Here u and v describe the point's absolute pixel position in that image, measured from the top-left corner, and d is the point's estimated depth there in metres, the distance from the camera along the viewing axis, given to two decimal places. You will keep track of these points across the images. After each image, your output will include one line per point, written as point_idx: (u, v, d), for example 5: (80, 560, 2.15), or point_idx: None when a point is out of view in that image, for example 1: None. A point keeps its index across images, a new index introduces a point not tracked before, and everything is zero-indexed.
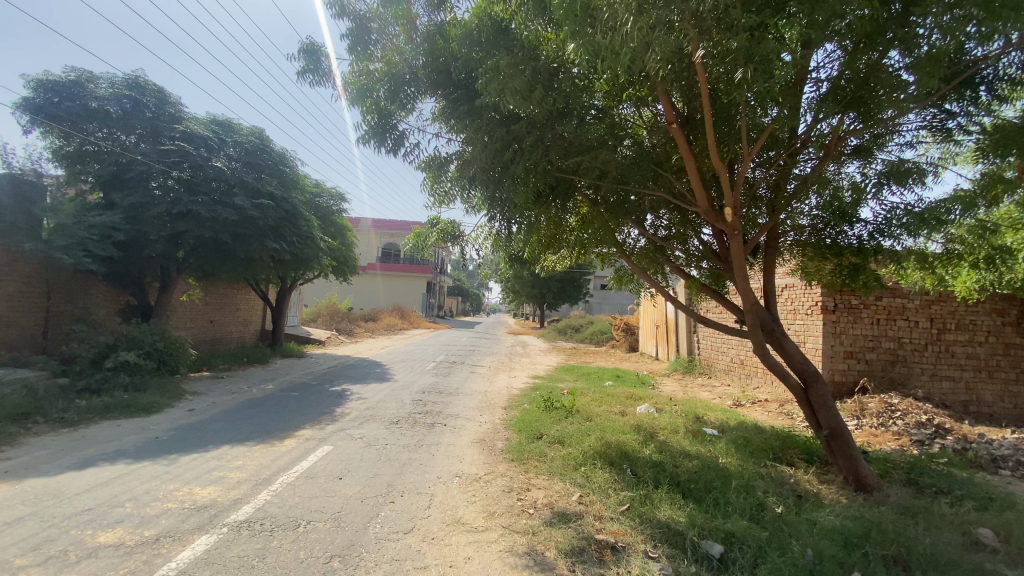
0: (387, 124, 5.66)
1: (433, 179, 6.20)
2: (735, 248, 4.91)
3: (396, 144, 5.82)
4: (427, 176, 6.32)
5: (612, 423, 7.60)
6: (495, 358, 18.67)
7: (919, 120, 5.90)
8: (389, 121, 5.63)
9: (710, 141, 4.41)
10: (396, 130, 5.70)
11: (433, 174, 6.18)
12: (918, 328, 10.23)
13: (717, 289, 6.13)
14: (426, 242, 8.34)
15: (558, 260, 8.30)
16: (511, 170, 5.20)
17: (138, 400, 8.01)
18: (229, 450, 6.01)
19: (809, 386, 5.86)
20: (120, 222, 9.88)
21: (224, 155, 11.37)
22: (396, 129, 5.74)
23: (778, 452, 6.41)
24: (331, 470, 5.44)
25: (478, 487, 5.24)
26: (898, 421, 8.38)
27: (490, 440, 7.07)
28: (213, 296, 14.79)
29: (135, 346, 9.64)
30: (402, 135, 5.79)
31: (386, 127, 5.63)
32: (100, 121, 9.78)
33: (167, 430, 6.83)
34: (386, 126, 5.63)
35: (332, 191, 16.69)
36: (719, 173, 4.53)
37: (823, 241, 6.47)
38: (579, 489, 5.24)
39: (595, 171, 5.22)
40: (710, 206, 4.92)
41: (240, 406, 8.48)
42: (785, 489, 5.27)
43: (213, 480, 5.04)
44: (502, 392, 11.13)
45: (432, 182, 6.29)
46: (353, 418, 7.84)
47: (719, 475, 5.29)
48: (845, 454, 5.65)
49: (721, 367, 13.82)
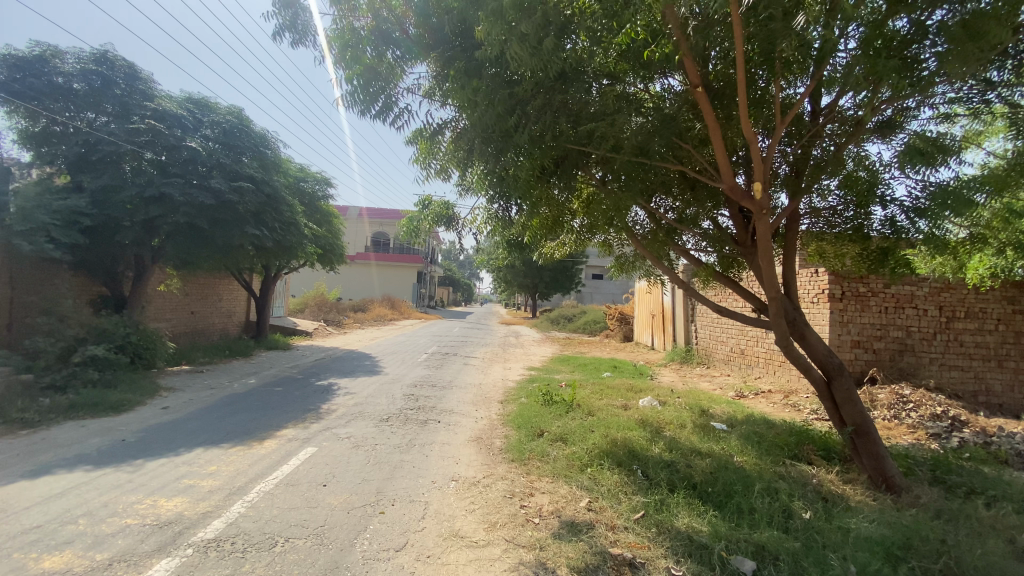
0: (374, 87, 5.09)
1: (425, 152, 5.61)
2: (763, 229, 4.43)
3: (383, 109, 5.26)
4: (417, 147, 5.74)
5: (616, 418, 7.16)
6: (489, 348, 18.24)
7: (952, 92, 5.43)
8: (377, 86, 5.06)
9: (742, 106, 3.92)
10: (384, 93, 5.13)
11: (426, 146, 5.57)
12: (927, 316, 9.90)
13: (732, 277, 5.71)
14: (417, 229, 7.79)
15: (557, 247, 7.81)
16: (512, 138, 4.71)
17: (107, 398, 7.42)
18: (202, 454, 5.48)
19: (832, 380, 5.46)
20: (87, 207, 9.18)
21: (199, 136, 10.64)
22: (385, 95, 5.16)
23: (795, 449, 6.02)
24: (314, 477, 4.93)
25: (476, 493, 4.78)
26: (911, 413, 8.08)
27: (487, 438, 6.61)
28: (193, 286, 14.11)
29: (106, 339, 9.03)
30: (391, 99, 5.22)
31: (373, 89, 5.06)
32: (65, 98, 9.04)
33: (136, 432, 6.25)
34: (372, 87, 5.05)
35: (317, 176, 16.00)
36: (751, 144, 4.06)
37: (845, 224, 5.95)
38: (587, 493, 4.79)
39: (608, 141, 4.74)
40: (735, 182, 4.45)
41: (218, 403, 7.91)
42: (809, 490, 4.88)
43: (181, 490, 4.50)
44: (496, 385, 10.66)
45: (423, 154, 5.71)
46: (339, 415, 7.34)
47: (738, 476, 4.90)
48: (871, 452, 5.29)
49: (720, 357, 13.46)
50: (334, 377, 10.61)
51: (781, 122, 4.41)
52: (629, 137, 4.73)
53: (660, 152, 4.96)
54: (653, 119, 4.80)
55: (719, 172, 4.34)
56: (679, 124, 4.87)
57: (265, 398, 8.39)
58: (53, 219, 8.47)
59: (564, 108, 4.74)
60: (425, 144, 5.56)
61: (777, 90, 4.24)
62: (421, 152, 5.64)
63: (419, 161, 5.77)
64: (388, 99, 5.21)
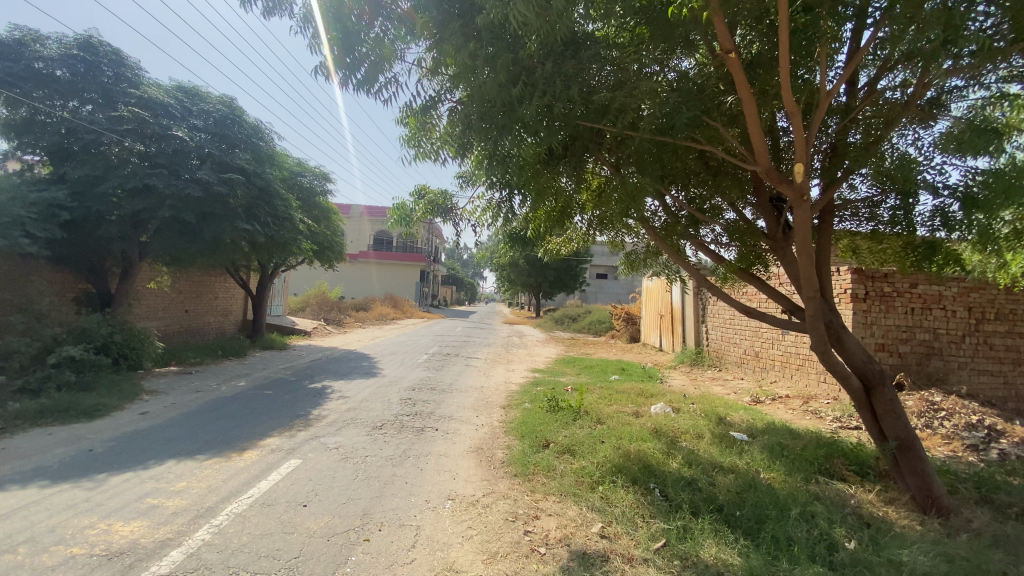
0: (358, 55, 4.60)
1: (416, 130, 5.15)
2: (802, 220, 3.85)
3: (367, 79, 4.74)
4: (407, 122, 5.25)
5: (628, 427, 6.64)
6: (491, 349, 17.75)
7: (1007, 69, 4.85)
8: (360, 55, 4.56)
9: (784, 74, 3.38)
10: (368, 60, 4.64)
11: (417, 124, 5.08)
12: (956, 318, 9.29)
13: (758, 276, 5.16)
14: (410, 218, 7.18)
15: (564, 242, 7.38)
16: (518, 111, 4.19)
17: (80, 403, 6.93)
18: (174, 468, 4.98)
19: (871, 390, 4.93)
20: (65, 199, 8.71)
21: (188, 125, 10.15)
22: (370, 65, 4.67)
23: (824, 464, 5.47)
24: (294, 495, 4.41)
25: (475, 514, 4.27)
26: (944, 422, 7.51)
27: (488, 448, 6.09)
28: (186, 284, 13.67)
29: (87, 339, 8.62)
30: (380, 71, 4.72)
31: (354, 55, 4.58)
32: (44, 84, 8.57)
33: (105, 441, 5.77)
34: (355, 53, 4.57)
35: (315, 171, 15.55)
36: (793, 121, 3.53)
37: (883, 217, 5.34)
38: (599, 516, 4.27)
39: (625, 117, 4.21)
40: (772, 166, 3.85)
41: (201, 408, 7.43)
42: (849, 515, 4.35)
43: (142, 512, 4.01)
44: (499, 388, 10.12)
45: (414, 132, 5.24)
46: (330, 422, 6.83)
47: (769, 498, 4.36)
48: (916, 470, 4.74)
49: (733, 359, 12.92)
50: (328, 380, 10.13)
51: (824, 98, 3.88)
52: (650, 113, 4.18)
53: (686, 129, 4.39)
54: (678, 92, 4.28)
55: (754, 153, 3.79)
56: (707, 98, 4.33)
57: (252, 403, 7.89)
58: (29, 211, 7.98)
59: (576, 80, 4.20)
60: (415, 122, 5.07)
61: (822, 59, 3.71)
62: (411, 129, 5.16)
63: (409, 139, 5.31)
64: (375, 71, 4.72)
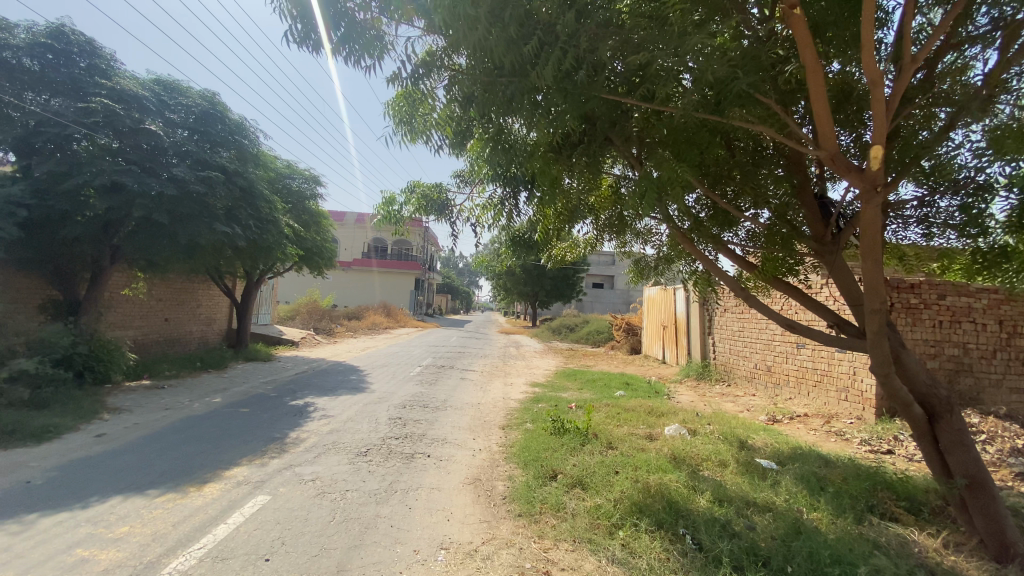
0: (336, 11, 4.03)
1: (404, 105, 4.52)
2: (872, 213, 3.25)
3: (347, 41, 4.15)
4: (392, 98, 4.64)
5: (642, 453, 5.95)
6: (488, 360, 17.00)
7: None
8: (341, 10, 4.02)
9: (864, 27, 2.83)
10: (351, 16, 4.08)
11: (406, 97, 4.46)
12: (986, 332, 8.61)
13: (795, 285, 4.51)
14: (400, 217, 6.52)
15: (569, 248, 6.76)
16: (533, 78, 3.61)
17: (27, 424, 6.14)
18: (118, 507, 4.22)
19: (934, 418, 4.28)
20: (25, 196, 7.96)
21: (164, 120, 9.44)
22: (354, 23, 4.10)
23: (870, 500, 4.77)
24: (256, 545, 3.66)
25: (474, 570, 3.54)
26: (987, 447, 6.84)
27: (487, 480, 5.37)
28: (165, 291, 12.92)
29: (46, 351, 7.84)
30: (362, 31, 4.15)
31: (333, 11, 4.01)
32: (7, 73, 7.89)
33: (47, 471, 5.01)
34: (336, 6, 4.00)
35: (306, 173, 14.82)
36: (873, 91, 2.98)
37: (947, 220, 4.66)
38: (621, 572, 3.56)
39: (663, 88, 3.65)
40: (837, 150, 3.28)
41: (167, 429, 6.66)
42: (919, 570, 3.65)
43: (63, 572, 3.25)
44: (497, 405, 9.37)
45: (400, 109, 4.58)
46: (308, 447, 6.08)
47: (824, 550, 3.66)
48: (987, 512, 4.07)
49: (742, 374, 12.27)
50: (312, 395, 9.37)
51: (909, 64, 3.35)
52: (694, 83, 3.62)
53: (734, 105, 3.82)
54: (732, 56, 3.69)
55: (817, 134, 3.23)
56: (763, 66, 3.78)
57: (226, 423, 7.12)
58: None
59: (608, 41, 3.63)
60: (404, 95, 4.46)
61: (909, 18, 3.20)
62: (398, 103, 4.53)
63: (394, 115, 4.65)
64: (358, 32, 4.15)
